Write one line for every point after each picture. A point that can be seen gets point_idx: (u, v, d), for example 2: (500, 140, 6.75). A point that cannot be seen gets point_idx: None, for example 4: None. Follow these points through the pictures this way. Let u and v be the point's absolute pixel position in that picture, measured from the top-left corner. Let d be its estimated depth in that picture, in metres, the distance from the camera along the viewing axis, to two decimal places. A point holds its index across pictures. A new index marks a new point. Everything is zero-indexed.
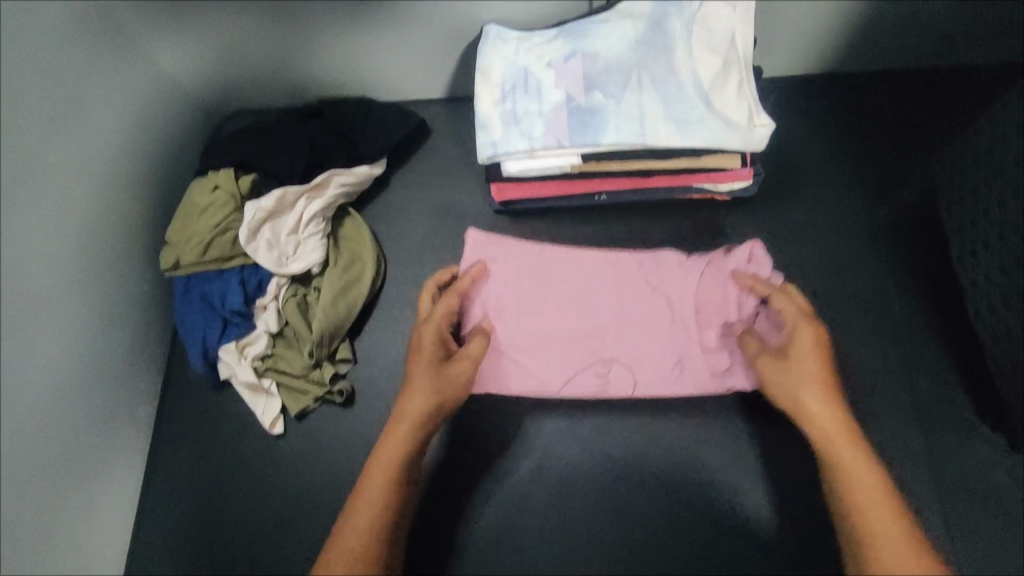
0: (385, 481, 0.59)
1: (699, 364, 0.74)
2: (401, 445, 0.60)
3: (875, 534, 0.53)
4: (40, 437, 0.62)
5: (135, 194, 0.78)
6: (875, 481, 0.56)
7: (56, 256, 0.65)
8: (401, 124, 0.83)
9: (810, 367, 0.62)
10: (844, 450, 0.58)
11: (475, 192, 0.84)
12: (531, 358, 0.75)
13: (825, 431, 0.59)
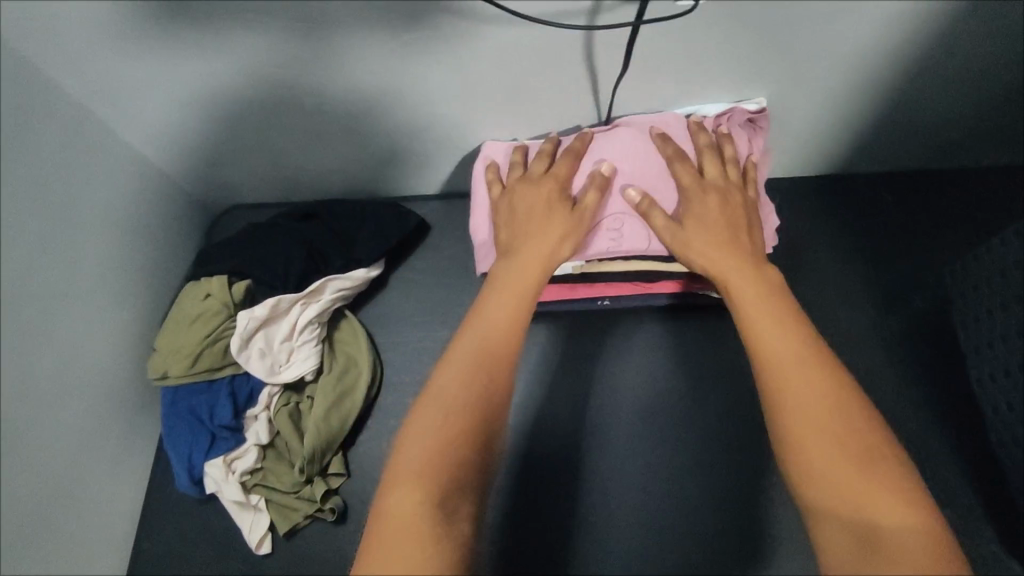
0: (496, 319, 0.53)
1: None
2: (523, 281, 0.57)
3: (809, 433, 0.47)
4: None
5: (126, 302, 0.76)
6: (792, 338, 0.52)
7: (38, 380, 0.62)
8: (397, 225, 0.82)
9: (694, 232, 0.60)
10: (764, 318, 0.54)
11: (473, 293, 0.82)
12: None
13: (750, 323, 0.54)
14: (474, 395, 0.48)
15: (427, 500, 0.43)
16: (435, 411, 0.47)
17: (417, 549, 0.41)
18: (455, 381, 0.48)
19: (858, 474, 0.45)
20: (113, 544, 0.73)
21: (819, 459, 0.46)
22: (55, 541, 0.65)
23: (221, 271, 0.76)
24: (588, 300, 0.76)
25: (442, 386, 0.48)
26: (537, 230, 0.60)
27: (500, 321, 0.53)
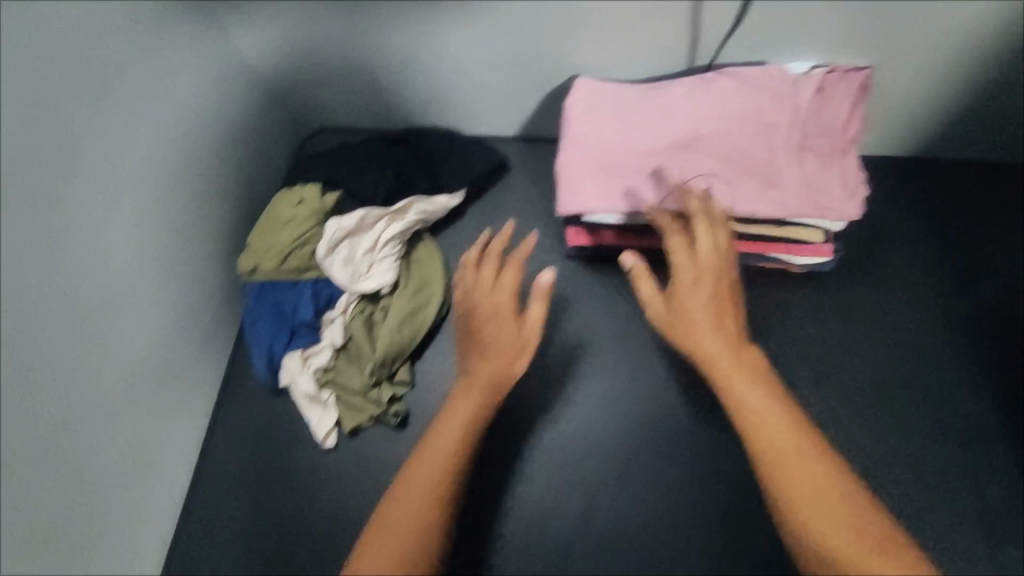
0: (468, 420, 0.61)
1: (795, 172, 0.67)
2: (467, 418, 0.60)
3: (823, 517, 0.47)
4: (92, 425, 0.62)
5: (222, 199, 0.80)
6: (791, 430, 0.51)
7: (142, 247, 0.66)
8: (481, 160, 0.85)
9: (698, 300, 0.56)
10: (764, 408, 0.51)
11: (546, 234, 0.84)
12: (616, 181, 0.69)
13: (755, 416, 0.51)
14: (424, 513, 0.55)
15: (405, 560, 0.53)
16: (390, 528, 0.54)
17: None
18: (414, 498, 0.56)
19: (883, 565, 0.45)
20: (185, 425, 0.77)
21: (838, 544, 0.46)
22: (141, 405, 0.69)
23: (315, 182, 0.80)
24: (660, 253, 0.78)
25: (404, 500, 0.56)
26: (492, 331, 0.64)
27: (467, 425, 0.60)
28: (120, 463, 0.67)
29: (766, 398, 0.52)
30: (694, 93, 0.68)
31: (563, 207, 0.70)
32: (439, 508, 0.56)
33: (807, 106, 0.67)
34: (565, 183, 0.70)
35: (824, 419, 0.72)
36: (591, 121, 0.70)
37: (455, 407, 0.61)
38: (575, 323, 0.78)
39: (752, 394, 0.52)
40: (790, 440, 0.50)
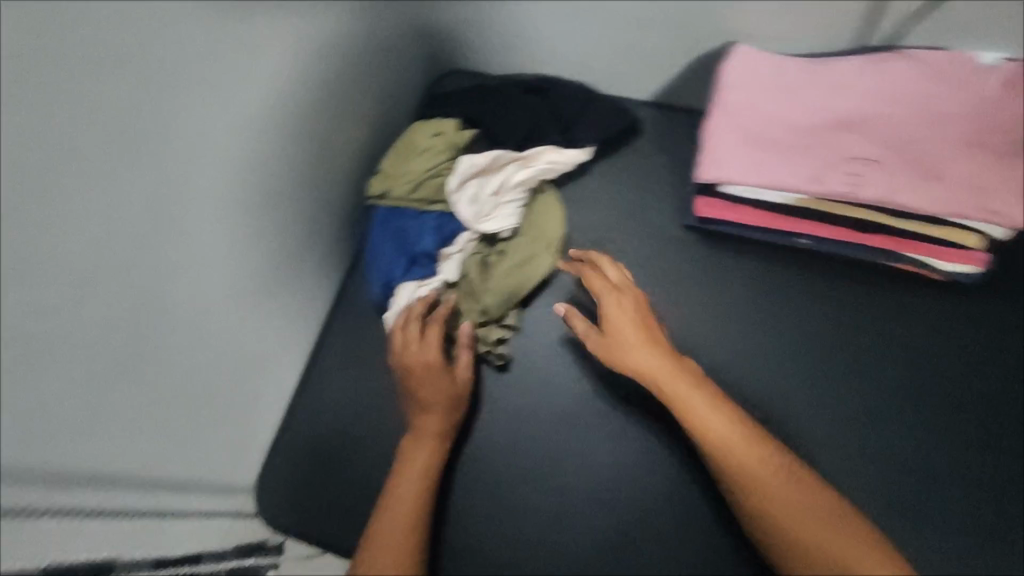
0: (421, 472, 0.68)
1: (963, 168, 0.63)
2: (427, 456, 0.69)
3: (778, 505, 0.59)
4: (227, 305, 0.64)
5: (362, 122, 0.81)
6: (733, 424, 0.63)
7: (293, 143, 0.68)
8: (615, 119, 0.84)
9: (629, 332, 0.68)
10: (709, 414, 0.63)
11: (671, 200, 0.83)
12: (767, 154, 0.67)
13: (699, 424, 0.63)
14: (400, 524, 0.64)
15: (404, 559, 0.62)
16: (388, 533, 0.63)
17: None
18: (399, 515, 0.64)
19: (840, 544, 0.56)
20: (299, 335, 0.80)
21: (797, 532, 0.57)
22: (271, 309, 0.72)
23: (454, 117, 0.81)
24: (787, 235, 0.75)
25: (393, 514, 0.64)
26: (429, 421, 0.70)
27: (425, 465, 0.68)
28: (248, 359, 0.70)
29: (718, 414, 0.63)
30: (862, 73, 0.66)
31: (703, 173, 0.68)
32: (415, 519, 0.65)
33: (991, 99, 0.62)
34: (711, 149, 0.68)
35: (935, 434, 0.70)
36: (748, 88, 0.68)
37: (413, 456, 0.69)
38: (693, 294, 0.77)
39: (709, 413, 0.63)
40: (741, 450, 0.61)
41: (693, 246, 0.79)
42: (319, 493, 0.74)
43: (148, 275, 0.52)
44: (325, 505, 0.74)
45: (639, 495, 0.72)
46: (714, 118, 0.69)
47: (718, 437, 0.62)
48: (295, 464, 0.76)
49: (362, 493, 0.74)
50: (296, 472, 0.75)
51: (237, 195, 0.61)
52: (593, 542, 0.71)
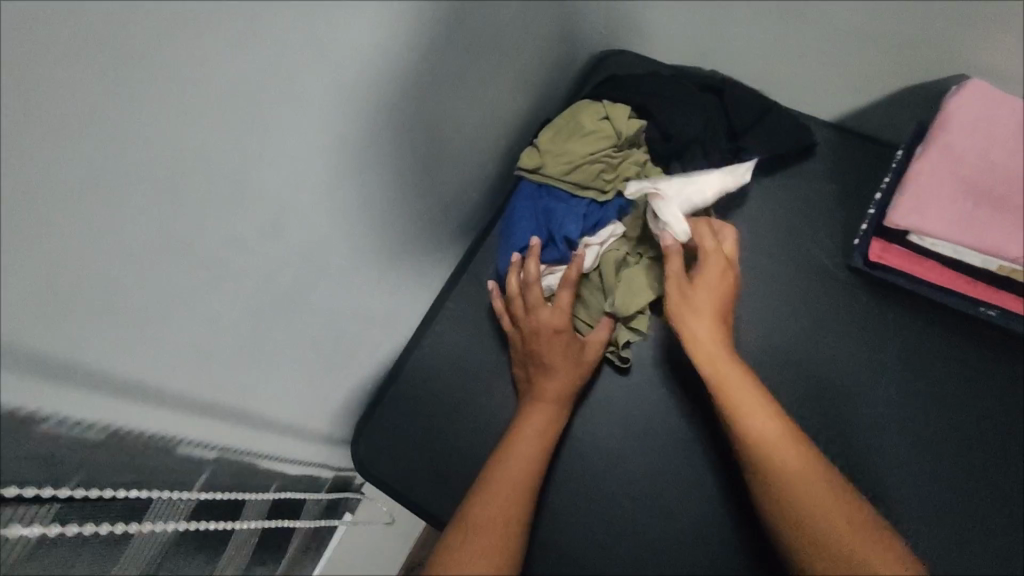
0: (540, 437, 0.66)
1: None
2: (548, 422, 0.67)
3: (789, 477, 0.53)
4: (366, 260, 0.62)
5: (524, 91, 0.77)
6: (760, 397, 0.58)
7: (461, 106, 0.64)
8: (793, 137, 0.77)
9: (706, 298, 0.63)
10: (737, 380, 0.59)
11: (836, 235, 0.75)
12: (981, 212, 0.59)
13: (718, 380, 0.59)
14: (516, 481, 0.61)
15: (514, 517, 0.58)
16: (508, 477, 0.61)
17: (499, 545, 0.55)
18: (516, 475, 0.61)
19: (853, 538, 0.50)
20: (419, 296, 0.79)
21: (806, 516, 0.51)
22: (402, 268, 0.71)
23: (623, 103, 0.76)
24: (970, 302, 0.68)
25: (511, 471, 0.62)
26: (552, 385, 0.69)
27: (543, 430, 0.67)
28: (373, 314, 0.69)
29: (753, 386, 0.59)
30: None
31: (896, 218, 0.61)
32: (531, 483, 0.62)
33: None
34: (914, 193, 0.61)
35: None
36: (977, 132, 0.59)
37: (530, 419, 0.67)
38: (841, 343, 0.70)
39: (744, 384, 0.59)
40: (766, 422, 0.56)
41: (852, 292, 0.72)
42: (410, 457, 0.74)
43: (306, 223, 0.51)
44: (414, 471, 0.73)
45: (739, 547, 0.68)
46: (925, 161, 0.60)
47: (744, 406, 0.57)
48: (391, 425, 0.75)
49: (453, 468, 0.73)
50: (391, 432, 0.75)
51: (401, 152, 0.58)
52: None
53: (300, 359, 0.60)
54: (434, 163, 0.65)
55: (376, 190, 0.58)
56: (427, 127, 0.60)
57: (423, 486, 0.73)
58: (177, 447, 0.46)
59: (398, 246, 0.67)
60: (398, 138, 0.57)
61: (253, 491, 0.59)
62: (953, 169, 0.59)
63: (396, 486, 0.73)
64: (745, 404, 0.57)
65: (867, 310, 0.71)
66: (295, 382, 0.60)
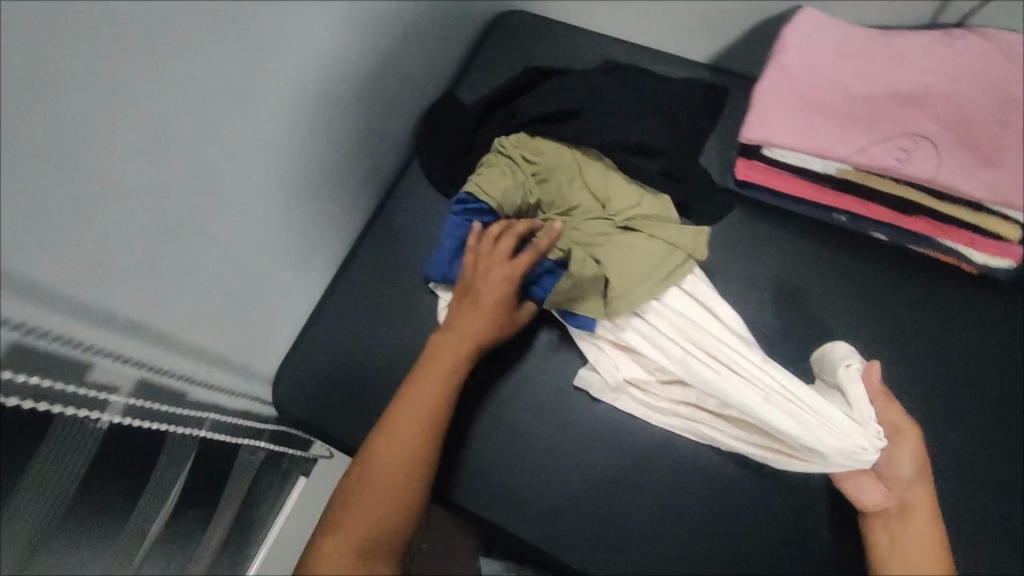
0: (446, 376, 0.67)
1: (1019, 157, 0.62)
2: (455, 359, 0.68)
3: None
4: (265, 196, 0.66)
5: (421, 51, 0.83)
6: (938, 566, 0.59)
7: (347, 54, 0.70)
8: (680, 97, 0.83)
9: (905, 464, 0.64)
10: (925, 568, 0.59)
11: (710, 164, 0.82)
12: (817, 119, 0.66)
13: (915, 571, 0.59)
14: (421, 428, 0.65)
15: (411, 471, 0.63)
16: (401, 426, 0.64)
17: (398, 485, 0.62)
18: (414, 424, 0.64)
19: None
20: (333, 245, 0.83)
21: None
22: (308, 212, 0.75)
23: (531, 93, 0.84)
24: (826, 210, 0.75)
25: (410, 419, 0.65)
26: (471, 322, 0.70)
27: (454, 369, 0.68)
28: (283, 257, 0.74)
29: (931, 547, 0.60)
30: (930, 50, 0.64)
31: (749, 131, 0.68)
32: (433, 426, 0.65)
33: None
34: (761, 108, 0.67)
35: (951, 433, 0.69)
36: (808, 51, 0.67)
37: (436, 359, 0.68)
38: (718, 257, 0.78)
39: (918, 539, 0.61)
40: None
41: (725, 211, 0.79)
42: (329, 396, 0.78)
43: (213, 155, 0.57)
44: (332, 406, 0.78)
45: (638, 448, 0.71)
46: (769, 78, 0.68)
47: (914, 564, 0.59)
48: (311, 367, 0.79)
49: (370, 401, 0.77)
50: (311, 374, 0.79)
51: (291, 94, 0.64)
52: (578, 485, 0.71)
53: (216, 290, 0.64)
54: (323, 108, 0.70)
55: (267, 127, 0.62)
56: (311, 70, 0.65)
57: (343, 420, 0.77)
58: (98, 360, 0.52)
59: (299, 189, 0.72)
60: (283, 78, 0.62)
61: (183, 410, 0.64)
62: (792, 83, 0.67)
63: (318, 424, 0.77)
64: (915, 564, 0.59)
65: (739, 226, 0.79)
66: (216, 312, 0.65)
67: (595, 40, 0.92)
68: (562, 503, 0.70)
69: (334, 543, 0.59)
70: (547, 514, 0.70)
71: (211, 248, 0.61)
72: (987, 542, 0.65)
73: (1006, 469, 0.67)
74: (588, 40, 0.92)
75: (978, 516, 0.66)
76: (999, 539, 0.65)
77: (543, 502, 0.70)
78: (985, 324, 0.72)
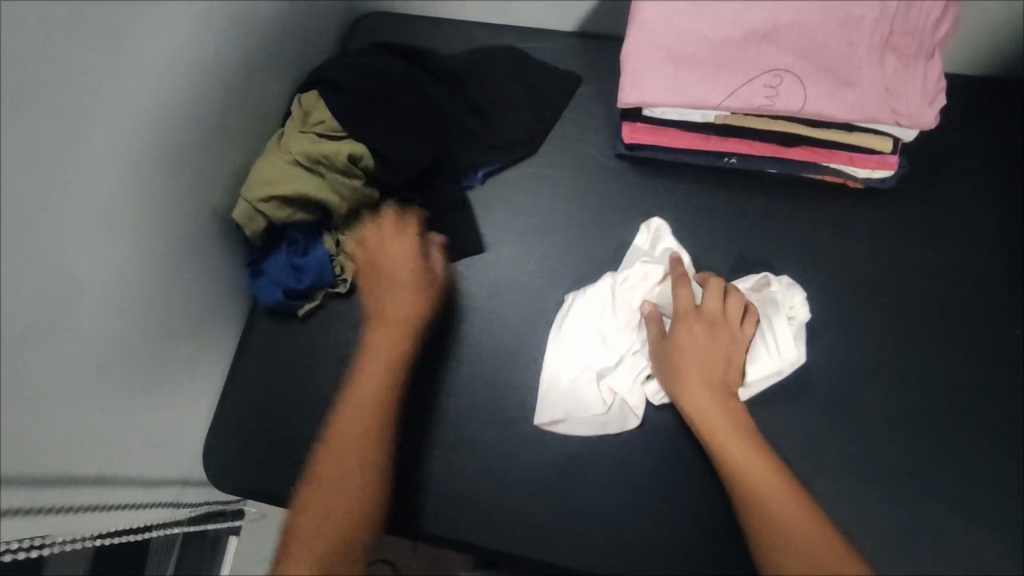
0: (384, 362, 0.67)
1: (874, 73, 0.64)
2: (390, 351, 0.67)
3: (770, 501, 0.59)
4: (140, 274, 0.61)
5: (278, 77, 0.78)
6: (761, 455, 0.62)
7: (195, 103, 0.65)
8: (551, 74, 0.83)
9: (704, 397, 0.64)
10: (757, 466, 0.61)
11: (598, 132, 0.82)
12: (684, 72, 0.66)
13: (751, 475, 0.61)
14: (371, 407, 0.64)
15: (369, 460, 0.62)
16: (352, 418, 0.63)
17: (353, 468, 0.61)
18: (365, 416, 0.63)
19: (810, 550, 0.56)
20: (234, 299, 0.78)
21: (773, 535, 0.58)
22: (195, 275, 0.70)
23: (400, 75, 0.80)
24: (716, 155, 0.76)
25: (350, 415, 0.64)
26: (393, 306, 0.69)
27: (386, 359, 0.67)
28: (179, 329, 0.69)
29: (753, 452, 0.62)
30: None
31: (625, 96, 0.67)
32: (385, 424, 0.64)
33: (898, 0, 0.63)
34: (630, 71, 0.67)
35: (867, 344, 0.72)
36: (665, 5, 0.67)
37: (373, 355, 0.67)
38: (624, 226, 0.78)
39: (744, 452, 0.62)
40: (760, 480, 0.60)
41: (621, 178, 0.80)
42: (265, 456, 0.74)
43: (59, 249, 0.51)
44: (270, 465, 0.74)
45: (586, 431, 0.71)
46: (632, 39, 0.67)
47: (755, 474, 0.61)
48: (240, 431, 0.75)
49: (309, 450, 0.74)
50: (241, 437, 0.75)
51: (141, 161, 0.59)
52: (535, 483, 0.71)
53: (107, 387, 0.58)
54: (181, 166, 0.65)
55: (122, 212, 0.58)
56: (157, 134, 0.60)
57: (284, 478, 0.73)
58: None
59: (178, 254, 0.67)
60: (121, 150, 0.57)
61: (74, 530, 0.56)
62: (655, 39, 0.67)
63: (260, 487, 0.73)
64: (756, 474, 0.61)
65: (635, 190, 0.79)
66: (112, 410, 0.59)
67: (456, 28, 0.89)
68: (524, 503, 0.70)
69: (294, 543, 0.57)
70: (511, 517, 0.70)
71: (86, 345, 0.55)
72: (913, 439, 0.70)
73: (917, 367, 0.72)
74: (450, 28, 0.89)
75: (901, 417, 0.70)
76: (920, 434, 0.70)
77: (505, 507, 0.70)
78: (879, 235, 0.75)
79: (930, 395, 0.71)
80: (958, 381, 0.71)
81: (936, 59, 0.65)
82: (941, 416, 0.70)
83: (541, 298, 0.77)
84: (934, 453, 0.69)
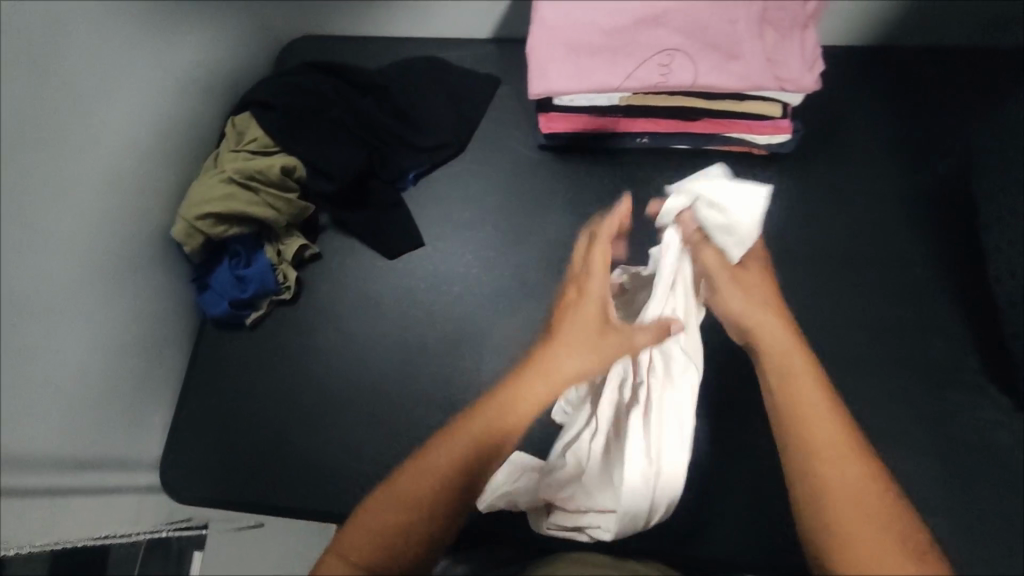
0: (513, 413, 0.57)
1: (754, 45, 0.70)
2: (520, 406, 0.57)
3: (863, 531, 0.50)
4: (86, 290, 0.64)
5: (212, 102, 0.82)
6: (871, 484, 0.52)
7: (130, 128, 0.68)
8: (472, 76, 0.88)
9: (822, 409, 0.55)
10: (857, 489, 0.52)
11: (520, 127, 0.87)
12: (585, 60, 0.71)
13: (853, 500, 0.51)
14: (445, 459, 0.55)
15: (417, 522, 0.53)
16: (428, 464, 0.55)
17: (390, 524, 0.52)
18: (435, 465, 0.55)
19: None
20: (183, 315, 0.80)
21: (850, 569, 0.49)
22: (141, 293, 0.73)
23: (328, 90, 0.85)
24: (628, 136, 0.81)
25: (432, 459, 0.55)
26: (559, 360, 0.60)
27: (504, 417, 0.57)
28: (129, 344, 0.71)
29: (859, 472, 0.52)
30: None
31: (532, 86, 0.72)
32: (456, 488, 0.54)
33: None
34: (535, 63, 0.72)
35: (787, 296, 0.77)
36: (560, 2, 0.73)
37: (494, 399, 0.58)
38: (552, 211, 0.83)
39: (846, 472, 0.52)
40: (861, 506, 0.51)
41: (546, 167, 0.84)
42: (223, 464, 0.76)
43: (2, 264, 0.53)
44: (230, 473, 0.75)
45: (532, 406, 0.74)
46: (535, 34, 0.72)
47: (853, 497, 0.51)
48: (198, 442, 0.77)
49: (267, 453, 0.75)
50: (200, 449, 0.76)
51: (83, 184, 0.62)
52: None
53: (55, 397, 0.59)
54: (121, 187, 0.68)
55: (68, 228, 0.60)
56: (96, 156, 0.64)
57: (244, 484, 0.74)
58: None
59: (123, 271, 0.69)
60: (66, 171, 0.60)
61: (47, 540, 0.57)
62: (555, 33, 0.72)
63: (221, 495, 0.74)
64: (854, 497, 0.51)
65: (559, 177, 0.84)
66: (63, 423, 0.61)
67: (380, 44, 0.94)
68: None
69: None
70: None
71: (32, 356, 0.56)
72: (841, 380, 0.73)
73: (838, 314, 0.76)
74: (374, 45, 0.94)
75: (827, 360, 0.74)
76: (849, 375, 0.73)
77: None
78: (787, 195, 0.80)
79: (853, 337, 0.75)
80: (878, 322, 0.75)
81: (809, 30, 0.72)
82: (866, 355, 0.74)
83: (480, 286, 0.81)
84: (862, 391, 0.73)
